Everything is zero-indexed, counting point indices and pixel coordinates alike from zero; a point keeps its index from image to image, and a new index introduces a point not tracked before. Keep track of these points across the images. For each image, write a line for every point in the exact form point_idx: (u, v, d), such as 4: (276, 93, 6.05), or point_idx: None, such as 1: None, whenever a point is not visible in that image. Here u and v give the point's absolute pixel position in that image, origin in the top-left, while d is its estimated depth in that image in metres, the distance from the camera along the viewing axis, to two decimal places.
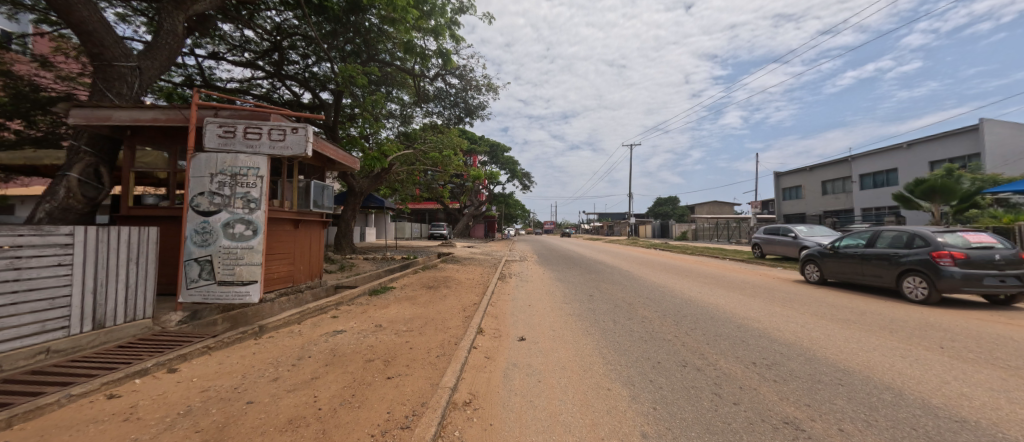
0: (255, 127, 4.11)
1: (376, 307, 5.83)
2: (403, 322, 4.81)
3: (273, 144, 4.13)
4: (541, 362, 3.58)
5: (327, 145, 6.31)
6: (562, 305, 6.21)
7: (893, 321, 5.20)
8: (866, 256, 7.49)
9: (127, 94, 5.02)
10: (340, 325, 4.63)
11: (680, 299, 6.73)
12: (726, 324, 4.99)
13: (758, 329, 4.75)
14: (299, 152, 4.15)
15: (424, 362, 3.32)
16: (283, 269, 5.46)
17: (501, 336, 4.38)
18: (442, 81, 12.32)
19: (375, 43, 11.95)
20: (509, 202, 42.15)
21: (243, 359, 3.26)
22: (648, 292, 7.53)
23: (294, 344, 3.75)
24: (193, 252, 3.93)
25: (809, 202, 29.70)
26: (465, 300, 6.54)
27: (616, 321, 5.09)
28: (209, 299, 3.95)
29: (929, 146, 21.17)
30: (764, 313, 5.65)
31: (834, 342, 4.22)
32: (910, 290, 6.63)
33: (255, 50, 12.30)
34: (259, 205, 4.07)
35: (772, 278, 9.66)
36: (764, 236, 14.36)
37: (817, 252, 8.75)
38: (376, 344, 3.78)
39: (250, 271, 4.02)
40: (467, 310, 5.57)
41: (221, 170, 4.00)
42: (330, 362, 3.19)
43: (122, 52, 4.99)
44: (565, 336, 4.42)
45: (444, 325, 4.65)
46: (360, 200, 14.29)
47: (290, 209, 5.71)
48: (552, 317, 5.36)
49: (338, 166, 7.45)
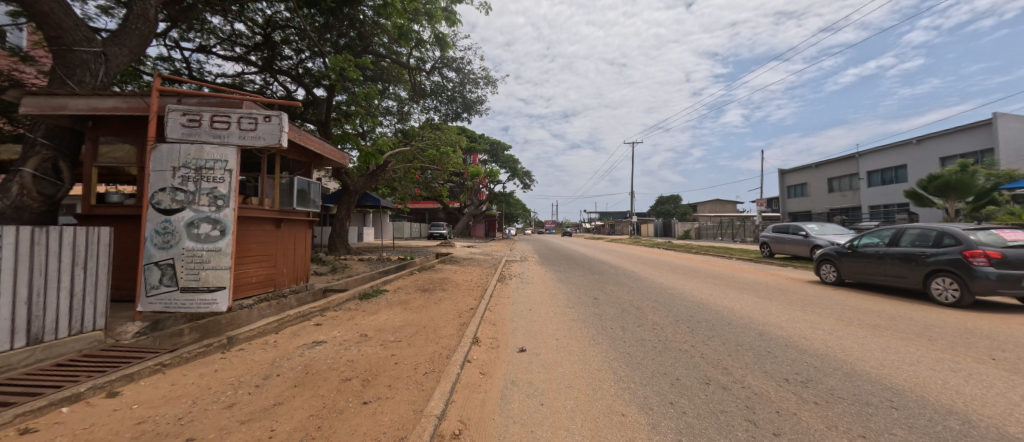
0: (224, 115, 3.67)
1: (365, 312, 5.40)
2: (391, 331, 4.37)
3: (243, 133, 3.70)
4: (544, 379, 3.14)
5: (311, 138, 5.84)
6: (566, 310, 5.76)
7: (928, 327, 4.75)
8: (888, 256, 7.03)
9: (89, 82, 4.56)
10: (321, 334, 4.20)
11: (692, 303, 6.28)
12: (746, 331, 4.55)
13: (783, 337, 4.30)
14: (272, 142, 3.74)
15: (409, 381, 2.88)
16: (261, 272, 5.03)
17: (499, 348, 3.94)
18: (439, 75, 11.85)
19: (369, 37, 11.52)
20: (510, 201, 41.64)
21: (201, 379, 2.83)
22: (657, 294, 7.06)
23: (264, 359, 3.32)
24: (153, 255, 3.49)
25: (815, 200, 29.18)
26: (462, 304, 6.10)
27: (625, 329, 4.65)
28: (171, 308, 3.51)
29: (940, 142, 20.65)
30: (784, 319, 5.20)
31: (872, 353, 3.76)
32: (938, 292, 6.17)
33: (246, 45, 11.89)
34: (228, 203, 3.66)
35: (784, 279, 9.19)
36: (773, 235, 13.90)
37: (834, 251, 8.29)
38: (357, 358, 3.34)
39: (218, 276, 3.60)
40: (463, 317, 5.13)
41: (184, 163, 3.57)
42: (300, 382, 2.76)
43: (84, 36, 4.56)
44: (570, 346, 3.98)
45: (437, 334, 4.22)
46: (355, 199, 13.85)
47: (270, 207, 5.27)
48: (555, 324, 4.92)
49: (327, 163, 7.01)
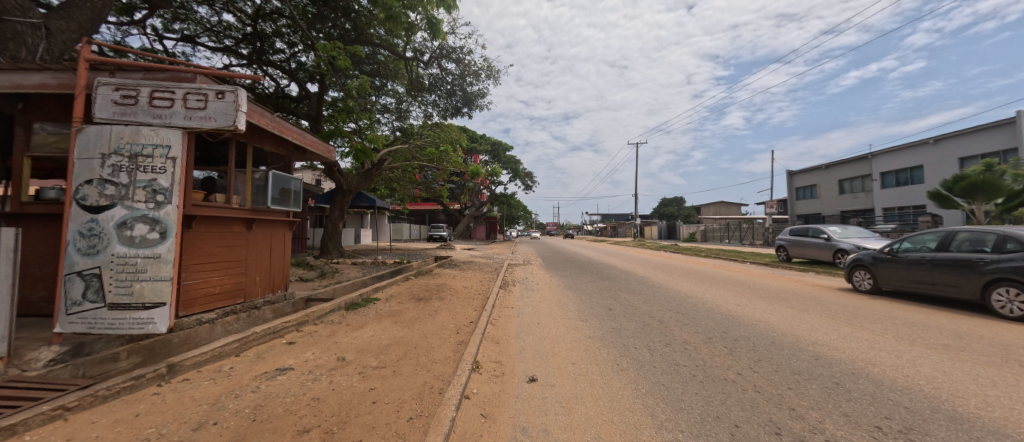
0: (165, 90, 2.99)
1: (348, 327, 4.67)
2: (374, 353, 3.65)
3: (189, 113, 3.03)
4: (564, 425, 2.42)
5: (289, 128, 5.08)
6: (579, 324, 5.03)
7: (1008, 347, 4.04)
8: (937, 262, 6.29)
9: (25, 58, 3.89)
10: (291, 357, 3.49)
11: (720, 315, 5.57)
12: (797, 353, 3.83)
13: (843, 361, 3.59)
14: (225, 124, 3.07)
15: (388, 431, 2.17)
16: (225, 281, 4.31)
17: (505, 376, 3.23)
18: (438, 66, 11.18)
19: (365, 28, 10.84)
20: (511, 203, 40.87)
21: (109, 431, 2.11)
22: (677, 305, 6.32)
23: (205, 397, 2.60)
24: (75, 263, 2.75)
25: (825, 202, 28.48)
26: (460, 316, 5.37)
27: (652, 349, 3.94)
28: (97, 328, 2.81)
29: (960, 141, 19.91)
30: (835, 337, 4.48)
31: (968, 388, 3.01)
32: (1001, 305, 5.41)
33: (236, 37, 11.24)
34: (171, 197, 2.97)
35: (811, 286, 8.44)
36: (791, 238, 13.16)
37: (869, 256, 7.58)
38: (326, 395, 2.63)
39: (155, 289, 2.90)
40: (461, 333, 4.44)
41: (116, 149, 2.87)
42: (241, 436, 2.06)
43: (18, 3, 3.89)
44: (590, 374, 3.27)
45: (429, 357, 3.51)
46: (348, 199, 13.11)
47: (241, 206, 4.59)
48: (568, 342, 4.19)
49: (312, 157, 6.30)
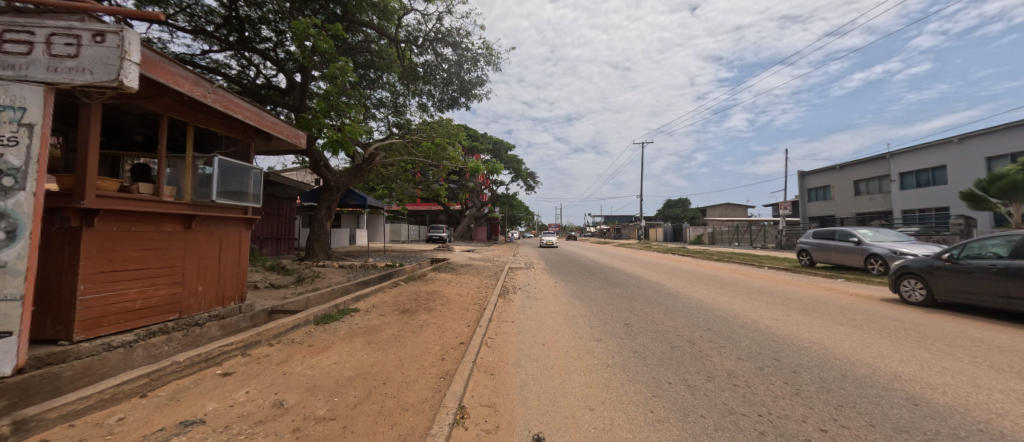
0: (20, 30, 2.17)
1: (309, 350, 3.80)
2: (328, 392, 2.76)
3: (53, 62, 2.21)
4: None
5: (239, 104, 4.16)
6: (593, 346, 4.13)
7: None
8: (1010, 272, 5.35)
9: None
10: (212, 400, 2.59)
11: (762, 334, 4.65)
12: (887, 396, 2.88)
13: (955, 411, 2.64)
14: (104, 78, 2.28)
15: None
16: (151, 294, 3.44)
17: (498, 434, 2.30)
18: (433, 52, 10.33)
19: (355, 11, 10.03)
20: (513, 204, 39.88)
21: None
22: (705, 319, 5.41)
23: None
24: None
25: (839, 203, 27.51)
26: (449, 334, 4.50)
27: (694, 388, 3.00)
28: None
29: (986, 141, 18.94)
30: (918, 367, 3.54)
31: None
32: None
33: (218, 23, 10.42)
34: (25, 182, 2.07)
35: (849, 296, 7.50)
36: (814, 241, 12.21)
37: (921, 263, 6.64)
38: None
39: None
40: (445, 361, 3.54)
41: None
42: None
43: None
44: (617, 430, 2.36)
45: (397, 402, 2.60)
46: (337, 196, 12.21)
47: (176, 199, 3.73)
48: (582, 374, 3.29)
49: (279, 145, 5.44)
